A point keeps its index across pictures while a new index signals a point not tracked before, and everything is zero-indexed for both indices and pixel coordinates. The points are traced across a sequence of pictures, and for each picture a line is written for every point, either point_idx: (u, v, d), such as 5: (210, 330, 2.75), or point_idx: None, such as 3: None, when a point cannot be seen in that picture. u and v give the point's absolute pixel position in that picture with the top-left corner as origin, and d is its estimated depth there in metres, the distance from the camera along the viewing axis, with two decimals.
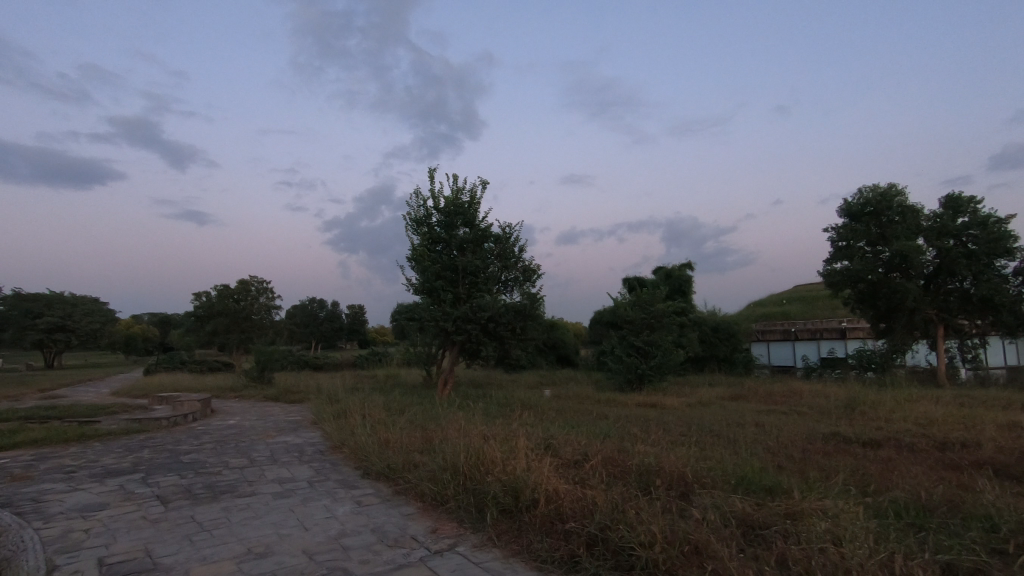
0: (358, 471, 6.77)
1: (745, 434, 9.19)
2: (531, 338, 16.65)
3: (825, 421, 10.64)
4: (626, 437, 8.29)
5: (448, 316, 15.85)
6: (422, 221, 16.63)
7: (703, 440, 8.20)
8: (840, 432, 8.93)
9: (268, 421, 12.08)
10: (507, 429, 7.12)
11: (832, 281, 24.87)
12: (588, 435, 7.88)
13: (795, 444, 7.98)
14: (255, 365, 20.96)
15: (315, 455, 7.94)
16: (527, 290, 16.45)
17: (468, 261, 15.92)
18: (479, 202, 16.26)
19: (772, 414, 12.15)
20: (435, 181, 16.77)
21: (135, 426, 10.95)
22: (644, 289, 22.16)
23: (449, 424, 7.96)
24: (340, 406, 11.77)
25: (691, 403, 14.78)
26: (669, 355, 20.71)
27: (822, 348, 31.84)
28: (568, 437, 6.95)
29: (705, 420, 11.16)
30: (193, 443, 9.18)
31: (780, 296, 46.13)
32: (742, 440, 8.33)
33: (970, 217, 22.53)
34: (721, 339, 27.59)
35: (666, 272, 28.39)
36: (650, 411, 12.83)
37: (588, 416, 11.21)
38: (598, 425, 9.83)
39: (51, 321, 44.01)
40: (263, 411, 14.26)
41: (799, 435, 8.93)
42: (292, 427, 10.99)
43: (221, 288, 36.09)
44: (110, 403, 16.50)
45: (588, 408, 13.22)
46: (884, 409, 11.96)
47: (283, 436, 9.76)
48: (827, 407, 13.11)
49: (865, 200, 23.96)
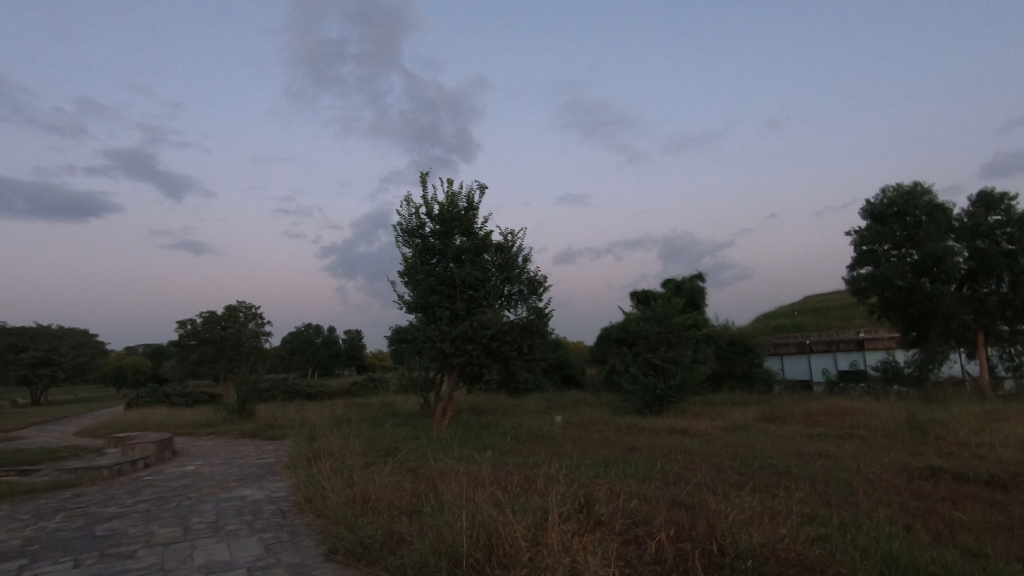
0: (320, 549, 4.90)
1: (816, 469, 7.44)
2: (539, 359, 14.87)
3: (899, 450, 8.84)
4: (673, 485, 6.52)
5: (445, 336, 14.06)
6: (414, 231, 14.93)
7: (774, 486, 6.42)
8: (937, 466, 7.21)
9: (234, 466, 10.17)
10: (527, 483, 5.38)
11: (857, 288, 23.19)
12: (629, 484, 6.14)
13: (895, 487, 6.21)
14: (234, 398, 18.92)
15: (271, 519, 6.04)
16: (534, 304, 14.66)
17: (467, 273, 14.20)
18: (477, 208, 14.62)
19: (826, 440, 10.35)
20: (427, 186, 15.14)
21: (68, 478, 9.02)
22: (658, 302, 20.38)
23: (451, 473, 6.19)
24: (319, 444, 9.93)
25: (725, 427, 12.96)
26: (690, 373, 18.90)
27: (840, 360, 30.09)
28: (604, 491, 5.25)
29: (755, 451, 9.35)
30: (126, 502, 7.28)
31: (791, 308, 44.32)
32: (826, 483, 6.55)
33: (1004, 214, 20.96)
34: (738, 353, 25.86)
35: (676, 283, 26.67)
36: (682, 439, 11.03)
37: (613, 451, 9.41)
38: (629, 463, 8.07)
39: (36, 355, 41.86)
40: (234, 451, 12.34)
41: (885, 470, 7.20)
42: (259, 474, 9.10)
43: (207, 314, 34.20)
44: (62, 446, 14.45)
45: (611, 438, 11.41)
46: (959, 431, 10.18)
47: (242, 489, 7.83)
48: (887, 430, 11.28)
49: (889, 200, 22.44)
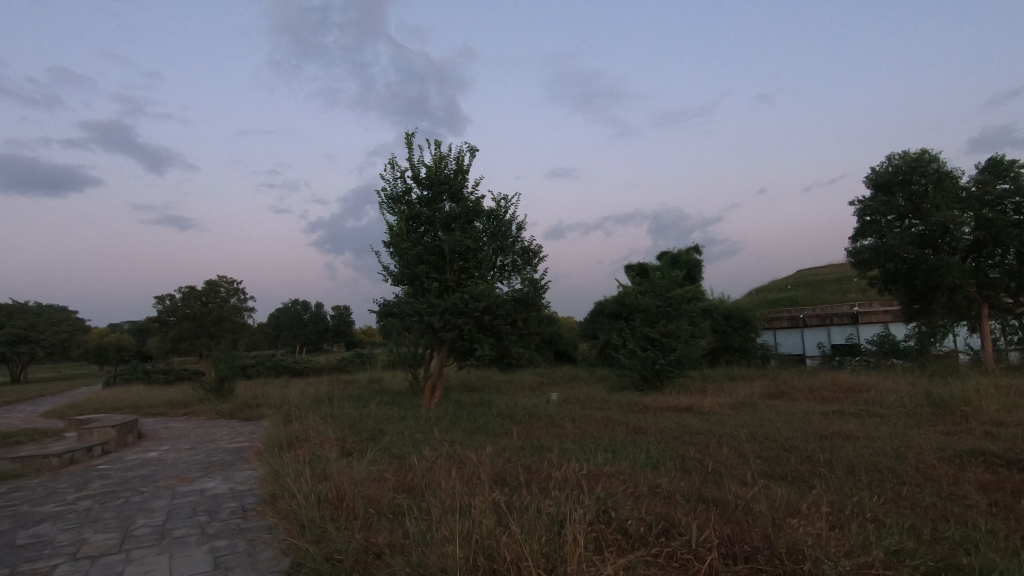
0: (282, 565, 4.01)
1: (849, 454, 6.69)
2: (534, 334, 13.99)
3: (928, 431, 8.13)
4: (694, 477, 5.73)
5: (433, 310, 13.11)
6: (399, 197, 13.86)
7: (809, 477, 5.65)
8: (982, 450, 6.50)
9: (201, 451, 9.21)
10: (532, 482, 4.54)
11: (860, 259, 22.50)
12: (647, 479, 5.35)
13: (949, 477, 5.46)
14: (212, 377, 17.87)
15: (230, 521, 5.14)
16: (528, 275, 13.71)
17: (457, 241, 13.19)
18: (466, 171, 13.54)
19: (842, 418, 9.64)
20: (412, 148, 13.98)
21: (11, 467, 8.04)
22: (656, 274, 19.53)
23: (444, 470, 5.34)
24: (294, 427, 9.02)
25: (731, 404, 12.26)
26: (690, 348, 18.17)
27: (835, 334, 29.66)
28: (624, 490, 4.42)
29: (771, 432, 8.59)
30: (68, 499, 6.33)
31: (784, 281, 43.81)
32: (866, 471, 5.79)
33: (1013, 182, 20.20)
34: (735, 327, 25.26)
35: (673, 256, 25.84)
36: (688, 418, 10.32)
37: (618, 432, 8.64)
38: (639, 449, 7.27)
39: (11, 332, 40.25)
40: (206, 434, 11.41)
41: (926, 455, 6.45)
42: (227, 462, 8.18)
43: (186, 290, 32.87)
44: (22, 430, 13.38)
45: (613, 418, 10.64)
46: (983, 409, 9.50)
47: (203, 480, 6.89)
48: (903, 407, 10.61)
49: (895, 167, 21.60)
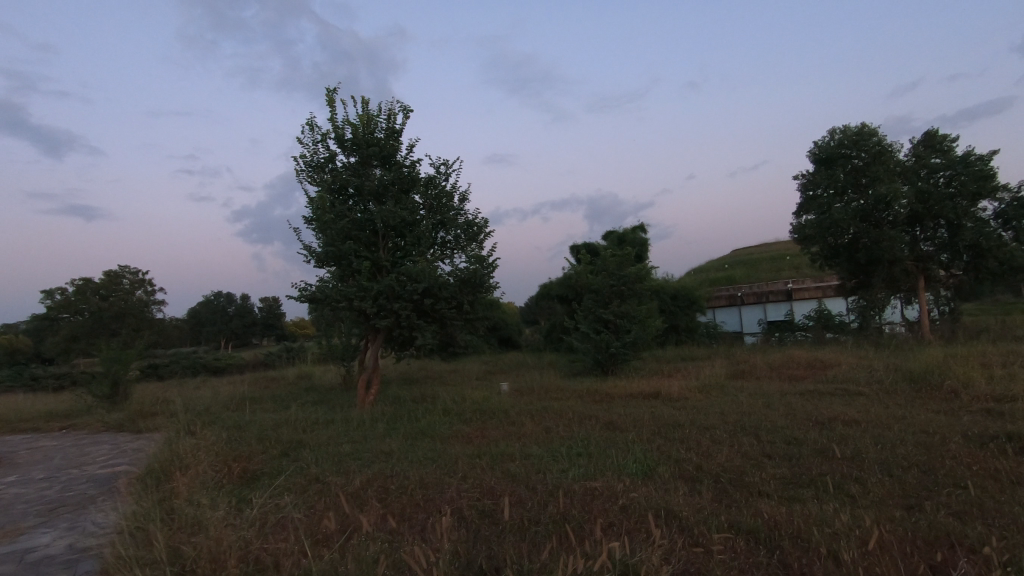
0: None
1: (868, 446, 5.65)
2: (482, 318, 12.41)
3: (924, 413, 7.29)
4: (707, 493, 4.46)
5: (365, 294, 11.25)
6: (320, 164, 11.85)
7: (846, 484, 4.51)
8: (1012, 433, 5.62)
9: (59, 483, 7.06)
10: (511, 546, 3.11)
11: (803, 235, 22.47)
12: (654, 501, 4.02)
13: (1008, 475, 4.48)
14: (102, 382, 15.06)
15: None
16: (474, 252, 12.06)
17: (390, 213, 11.36)
18: (399, 134, 11.70)
19: (823, 400, 8.77)
20: (334, 107, 11.96)
21: None
22: (607, 253, 18.36)
23: (377, 520, 3.77)
24: (186, 444, 7.10)
25: (698, 387, 11.27)
26: (644, 327, 17.18)
27: (771, 311, 30.01)
28: (647, 537, 3.08)
29: (760, 420, 7.52)
30: None
31: (721, 261, 44.41)
32: (907, 471, 4.76)
33: (945, 155, 20.44)
34: (682, 307, 24.85)
35: (619, 236, 25.01)
36: (656, 406, 9.24)
37: (588, 429, 7.36)
38: (619, 452, 5.99)
39: None
40: (78, 454, 9.15)
41: (957, 445, 5.49)
42: (85, 499, 6.12)
43: (81, 282, 28.88)
44: None
45: (575, 410, 9.38)
46: (966, 384, 8.89)
47: (37, 533, 4.94)
48: (877, 384, 9.92)
49: (836, 141, 21.51)
